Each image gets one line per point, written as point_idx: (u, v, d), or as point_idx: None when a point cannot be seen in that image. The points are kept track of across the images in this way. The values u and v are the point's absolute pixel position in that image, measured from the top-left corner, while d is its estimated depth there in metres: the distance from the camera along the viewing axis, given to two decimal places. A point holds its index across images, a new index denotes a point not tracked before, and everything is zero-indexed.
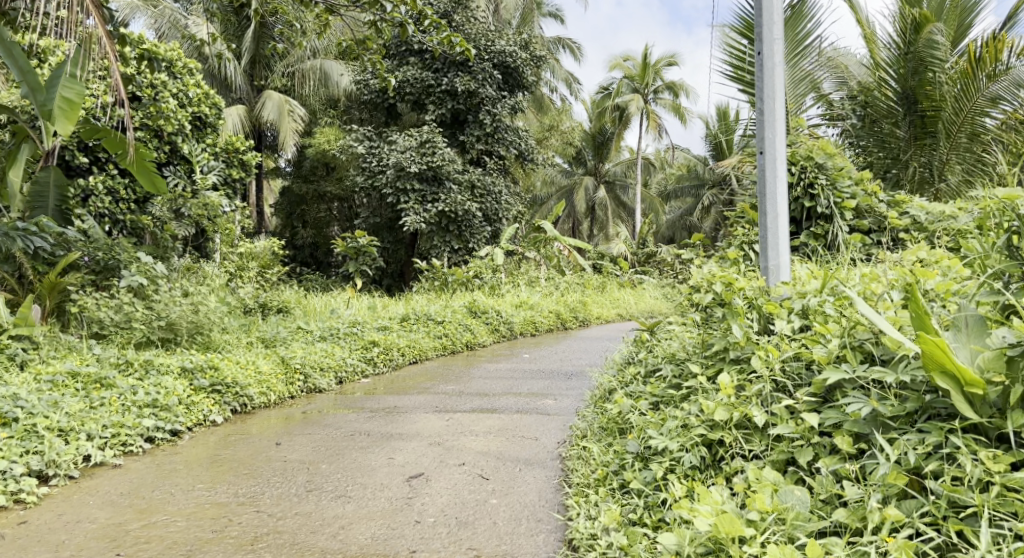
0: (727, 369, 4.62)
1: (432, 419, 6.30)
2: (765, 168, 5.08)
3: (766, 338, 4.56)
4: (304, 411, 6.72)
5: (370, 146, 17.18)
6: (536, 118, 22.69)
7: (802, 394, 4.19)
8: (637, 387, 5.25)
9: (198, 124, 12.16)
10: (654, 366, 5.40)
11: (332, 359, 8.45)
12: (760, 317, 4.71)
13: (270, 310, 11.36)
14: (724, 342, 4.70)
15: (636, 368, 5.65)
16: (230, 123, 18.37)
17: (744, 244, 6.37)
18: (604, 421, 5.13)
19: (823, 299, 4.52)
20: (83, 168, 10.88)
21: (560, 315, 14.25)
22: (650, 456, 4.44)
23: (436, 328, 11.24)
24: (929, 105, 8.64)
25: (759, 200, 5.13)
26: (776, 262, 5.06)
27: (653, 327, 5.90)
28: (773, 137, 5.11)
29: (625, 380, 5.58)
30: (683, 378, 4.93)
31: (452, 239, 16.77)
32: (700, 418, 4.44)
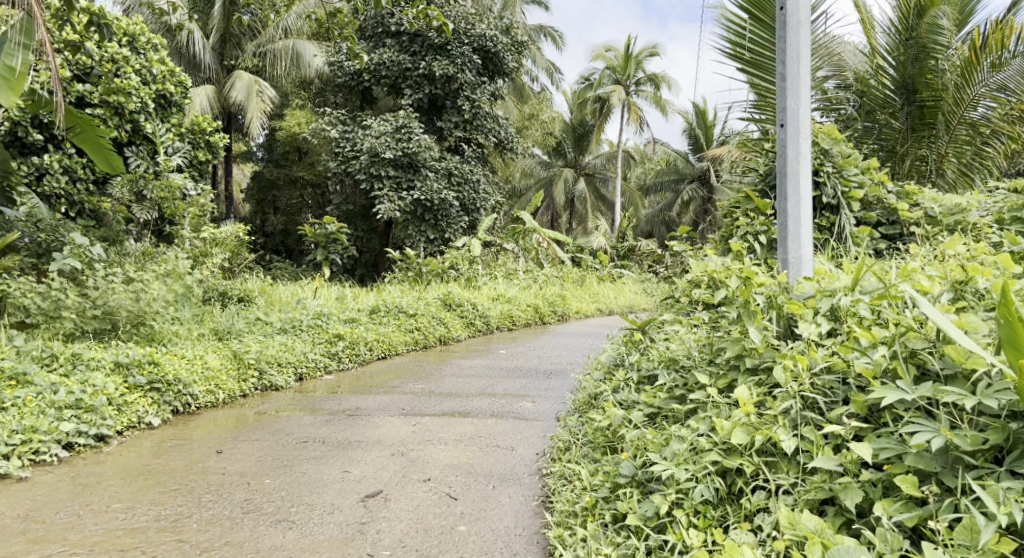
0: (743, 382, 4.03)
1: (398, 425, 5.66)
2: (787, 144, 4.48)
3: (790, 345, 4.04)
4: (254, 414, 6.05)
5: (343, 131, 16.40)
6: (517, 106, 22.01)
7: (841, 414, 3.65)
8: (628, 397, 4.64)
9: (163, 103, 11.29)
10: (649, 371, 4.79)
11: (291, 354, 7.77)
12: (781, 318, 4.19)
13: (230, 300, 10.66)
14: (739, 346, 4.12)
15: (626, 373, 5.04)
16: (198, 103, 17.58)
17: (748, 234, 5.77)
18: (590, 435, 4.52)
19: (856, 298, 4.01)
20: (38, 145, 10.11)
21: (538, 309, 13.64)
22: (649, 484, 3.85)
23: (407, 322, 10.59)
24: (931, 95, 7.81)
25: (778, 180, 4.51)
26: (797, 255, 4.45)
27: (645, 326, 5.32)
28: (796, 108, 4.49)
29: (614, 386, 4.98)
30: (687, 389, 4.33)
31: (427, 228, 16.13)
32: (715, 441, 3.85)
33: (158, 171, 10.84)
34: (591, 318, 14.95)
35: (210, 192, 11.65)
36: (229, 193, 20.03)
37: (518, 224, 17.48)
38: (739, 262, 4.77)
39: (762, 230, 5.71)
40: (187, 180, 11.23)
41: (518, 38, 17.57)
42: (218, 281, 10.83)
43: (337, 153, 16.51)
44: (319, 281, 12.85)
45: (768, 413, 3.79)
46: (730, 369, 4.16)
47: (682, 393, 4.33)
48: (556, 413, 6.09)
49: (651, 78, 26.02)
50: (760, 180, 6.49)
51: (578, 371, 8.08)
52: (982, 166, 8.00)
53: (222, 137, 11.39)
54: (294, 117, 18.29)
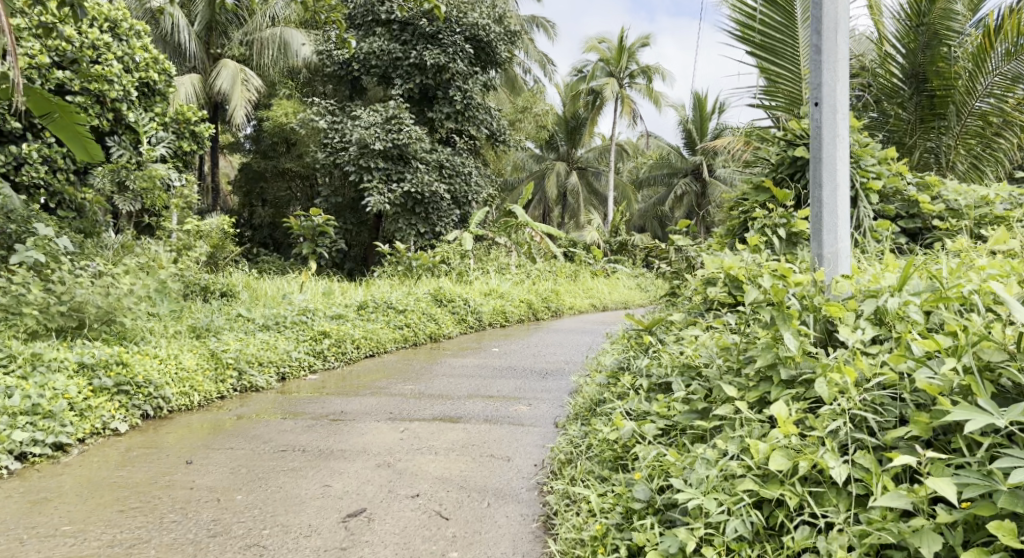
0: (779, 396, 3.65)
1: (385, 432, 5.26)
2: (822, 126, 4.10)
3: (832, 354, 3.66)
4: (230, 419, 5.64)
5: (332, 121, 15.96)
6: (509, 98, 21.58)
7: (896, 437, 3.30)
8: (638, 406, 4.27)
9: (145, 91, 10.82)
10: (665, 377, 4.41)
11: (273, 353, 7.37)
12: (819, 320, 3.82)
13: (212, 295, 10.24)
14: (772, 355, 3.73)
15: (634, 378, 4.68)
16: (183, 93, 17.11)
17: (765, 226, 5.26)
18: (598, 448, 4.15)
19: (906, 300, 3.68)
20: (17, 134, 9.62)
21: (532, 305, 13.25)
22: (669, 511, 3.49)
23: (396, 318, 10.18)
24: (942, 83, 7.24)
25: (811, 165, 4.15)
26: (834, 249, 4.11)
27: (653, 326, 4.96)
28: (832, 84, 4.10)
29: (622, 393, 4.62)
30: (709, 400, 3.95)
31: (418, 222, 15.73)
32: (747, 465, 3.48)
33: (140, 160, 10.39)
34: (584, 314, 14.58)
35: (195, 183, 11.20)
36: (216, 185, 19.60)
37: (510, 218, 17.06)
38: (764, 258, 4.39)
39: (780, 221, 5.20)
40: (171, 171, 10.78)
41: (511, 28, 17.12)
42: (199, 274, 10.40)
43: (326, 144, 16.07)
44: (306, 274, 12.45)
45: (810, 433, 3.43)
46: (761, 380, 3.79)
47: (706, 406, 3.94)
48: (554, 419, 5.72)
49: (645, 71, 25.63)
50: (772, 172, 6.13)
51: (576, 371, 7.70)
52: (992, 157, 7.36)
53: (208, 127, 10.91)
54: (280, 107, 17.79)
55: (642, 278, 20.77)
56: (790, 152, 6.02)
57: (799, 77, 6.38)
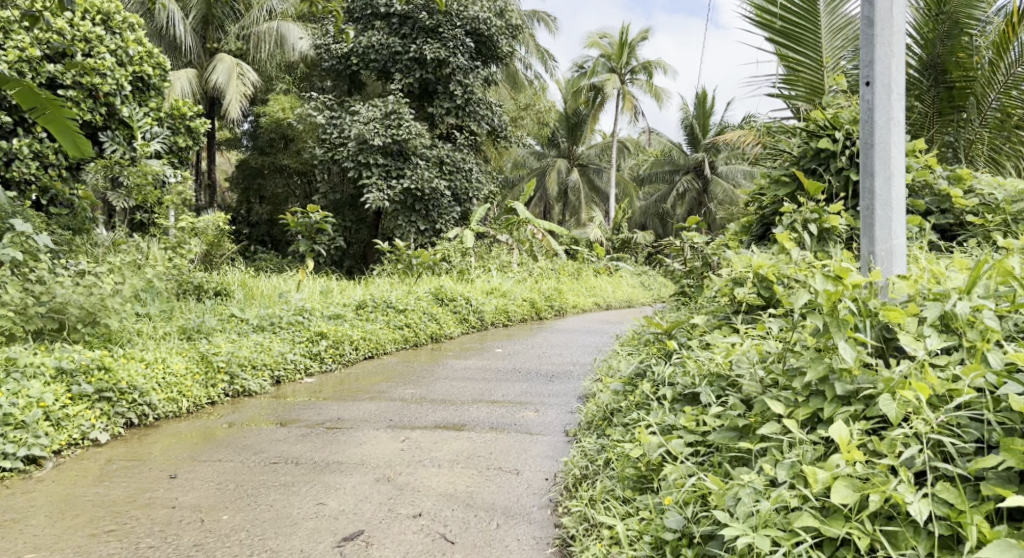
0: (837, 414, 3.38)
1: (386, 442, 4.93)
2: (875, 107, 3.78)
3: (895, 370, 3.38)
4: (219, 427, 5.30)
5: (330, 117, 15.62)
6: (510, 94, 21.12)
7: (980, 466, 3.09)
8: (664, 419, 3.97)
9: (140, 85, 10.42)
10: (691, 385, 4.11)
11: (267, 355, 7.04)
12: (875, 325, 3.55)
13: (206, 294, 9.91)
14: (826, 366, 3.46)
15: (653, 385, 4.39)
16: (178, 88, 16.75)
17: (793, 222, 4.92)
18: (620, 466, 3.86)
19: (977, 305, 3.44)
20: (7, 128, 9.20)
21: (535, 304, 12.92)
22: (710, 547, 3.26)
23: (396, 318, 9.85)
24: (963, 74, 6.59)
25: (862, 152, 3.84)
26: (887, 246, 3.79)
27: (673, 330, 4.68)
28: (886, 62, 3.78)
29: (641, 402, 4.33)
30: (745, 414, 3.66)
31: (418, 219, 15.37)
32: (803, 495, 3.24)
33: (134, 157, 10.04)
34: (588, 314, 14.24)
35: (190, 180, 10.83)
36: (213, 182, 19.26)
37: (512, 215, 16.72)
38: (805, 257, 4.07)
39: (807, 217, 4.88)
40: (167, 169, 10.42)
41: (512, 22, 16.76)
42: (193, 272, 10.06)
43: (324, 140, 15.74)
44: (303, 271, 12.10)
45: (880, 460, 3.18)
46: (812, 395, 3.51)
47: (739, 419, 3.64)
48: (564, 427, 5.41)
49: (646, 67, 25.25)
50: (794, 165, 5.87)
51: (585, 374, 7.39)
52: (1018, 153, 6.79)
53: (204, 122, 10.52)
54: (278, 102, 17.41)
55: (644, 276, 20.45)
56: (813, 145, 5.72)
57: (820, 65, 6.12)
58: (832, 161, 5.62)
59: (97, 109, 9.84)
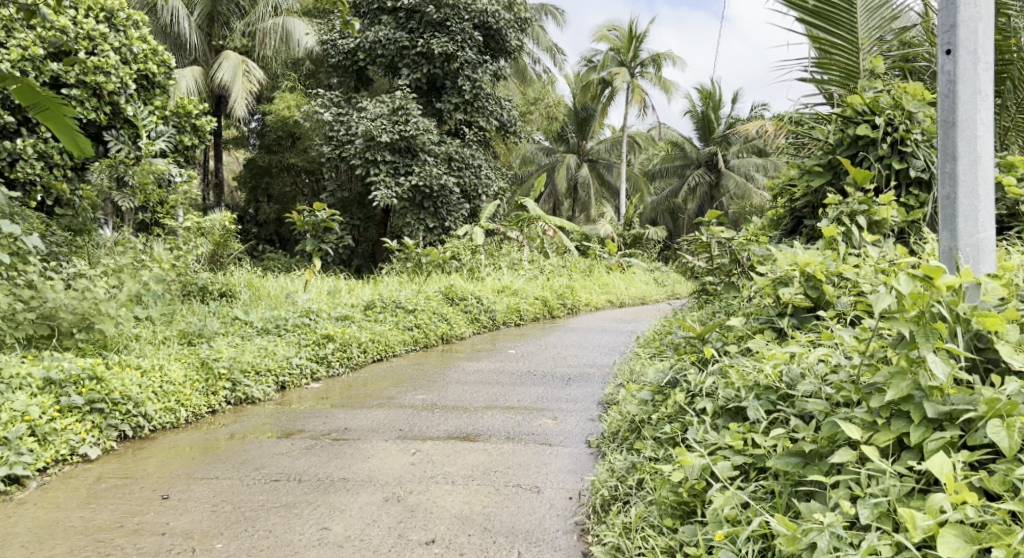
0: (931, 440, 3.01)
1: (399, 456, 4.60)
2: (959, 79, 3.38)
3: (999, 389, 3.02)
4: (219, 439, 4.97)
5: (337, 114, 15.28)
6: (518, 89, 20.60)
7: None
8: (706, 437, 3.64)
9: (145, 83, 10.02)
10: (734, 398, 3.77)
11: (271, 360, 6.71)
12: (966, 332, 3.16)
13: (210, 296, 9.56)
14: (911, 384, 3.07)
15: (686, 394, 4.07)
16: (184, 86, 16.44)
17: (845, 215, 4.84)
18: (658, 490, 3.53)
19: None
20: (11, 129, 8.89)
21: (547, 302, 12.58)
22: None
23: (405, 318, 9.51)
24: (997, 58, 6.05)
25: (942, 130, 3.44)
26: (976, 240, 3.40)
27: (706, 335, 4.39)
28: (972, 24, 3.37)
29: (675, 414, 4.03)
30: (807, 436, 3.33)
31: (427, 216, 15.04)
32: (896, 541, 2.90)
33: (139, 157, 9.68)
34: (601, 311, 13.90)
35: (196, 181, 10.49)
36: (220, 180, 18.95)
37: (523, 211, 16.36)
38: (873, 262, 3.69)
39: (861, 210, 4.80)
40: (173, 169, 10.07)
41: (521, 15, 16.42)
42: (196, 273, 9.72)
43: (331, 137, 15.40)
44: (310, 270, 11.78)
45: (1002, 507, 2.81)
46: (892, 417, 3.13)
47: (801, 442, 3.30)
48: (585, 438, 5.09)
49: (655, 60, 24.79)
50: (827, 155, 5.66)
51: (603, 378, 7.07)
52: None
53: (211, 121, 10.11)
54: (283, 100, 17.04)
55: (656, 273, 20.10)
56: (850, 133, 5.40)
57: (855, 47, 5.84)
58: (871, 148, 5.29)
59: (101, 108, 9.49)
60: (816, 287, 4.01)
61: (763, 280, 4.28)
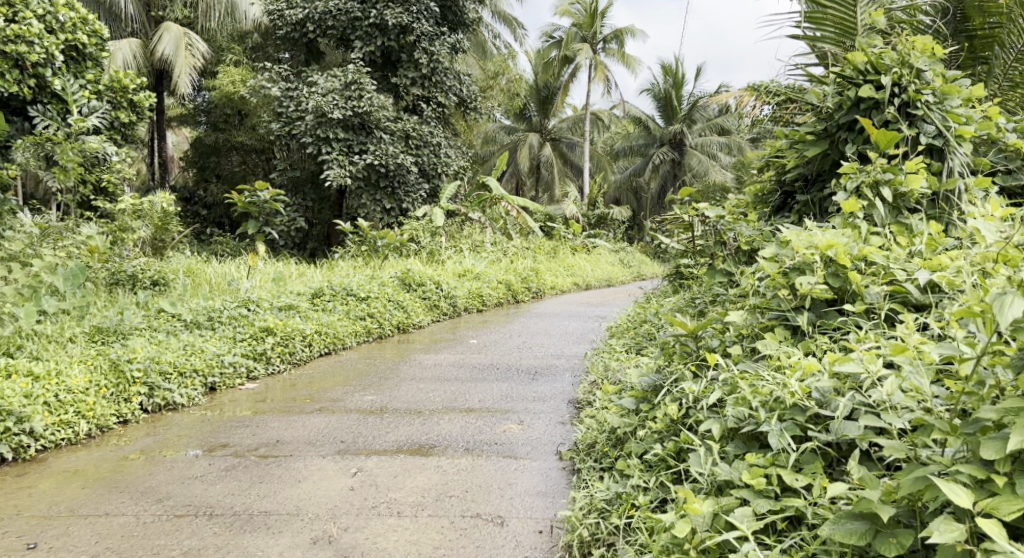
0: None
1: (338, 476, 3.92)
2: None
3: None
4: (125, 458, 4.23)
5: (286, 88, 14.36)
6: (478, 63, 19.65)
7: None
8: (716, 471, 3.19)
9: (74, 54, 8.93)
10: (742, 420, 3.30)
11: (197, 359, 5.95)
12: None
13: (142, 285, 8.61)
14: None
15: (679, 408, 3.56)
16: (120, 59, 15.46)
17: (867, 185, 4.22)
18: (654, 539, 3.08)
19: None
20: None
21: (511, 286, 11.90)
22: None
23: (357, 307, 8.75)
24: (987, 20, 5.46)
25: None
26: None
27: (699, 332, 3.83)
28: None
29: (673, 428, 3.55)
30: (878, 495, 2.81)
31: (383, 197, 14.26)
32: None
33: (69, 134, 8.68)
34: (567, 295, 13.28)
35: (131, 161, 9.55)
36: (165, 159, 17.97)
37: (485, 191, 15.58)
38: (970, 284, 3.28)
39: (885, 179, 4.19)
40: (107, 148, 9.09)
41: None
42: (128, 259, 8.82)
43: (280, 114, 14.48)
44: (256, 254, 10.94)
45: None
46: (1011, 474, 2.69)
47: (871, 505, 2.80)
48: (556, 447, 4.42)
49: (618, 36, 24.06)
50: (828, 119, 4.98)
51: (573, 372, 6.43)
52: None
53: (153, 97, 9.08)
54: (228, 74, 16.00)
55: (622, 254, 19.51)
56: (850, 96, 4.76)
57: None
58: (875, 112, 4.64)
59: (24, 82, 8.51)
60: (841, 275, 3.64)
61: (769, 268, 3.72)
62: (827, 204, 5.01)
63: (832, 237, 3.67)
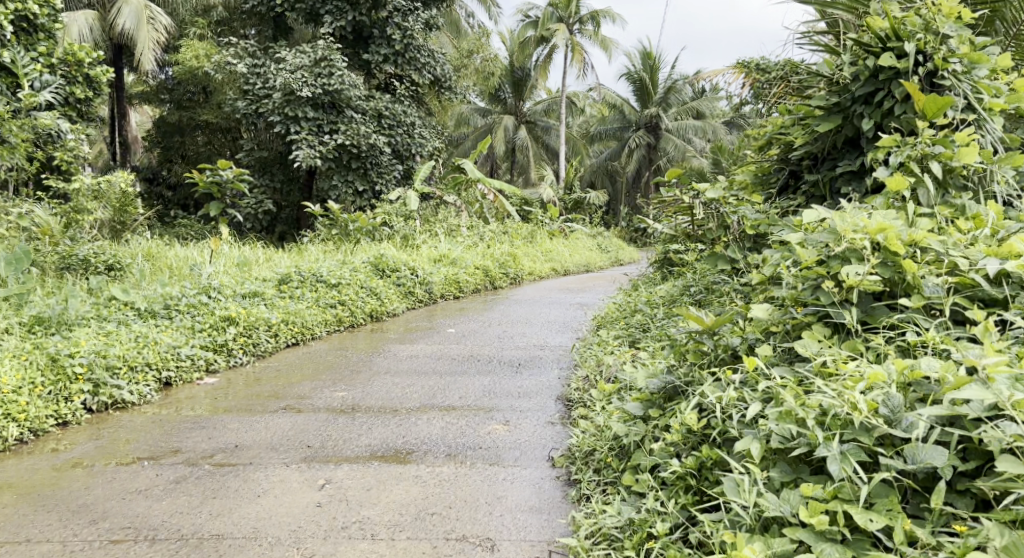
0: None
1: (303, 490, 3.45)
2: None
3: None
4: (62, 468, 3.75)
5: (253, 65, 13.74)
6: (452, 42, 19.04)
7: None
8: (762, 504, 2.87)
9: (24, 25, 8.26)
10: (789, 438, 2.99)
11: (150, 351, 5.46)
12: None
13: (94, 271, 8.01)
14: None
15: (704, 420, 3.22)
16: (75, 32, 14.87)
17: (911, 160, 3.86)
18: None
19: None
20: None
21: (488, 272, 11.46)
22: None
23: (327, 294, 8.26)
24: None
25: None
26: None
27: (716, 328, 3.51)
28: None
29: (693, 442, 3.25)
30: None
31: (355, 178, 13.74)
32: None
33: (19, 110, 8.07)
34: (546, 281, 12.88)
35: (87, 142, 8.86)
36: (126, 138, 17.29)
37: (460, 173, 15.05)
38: None
39: (929, 157, 3.83)
40: (61, 125, 8.47)
41: None
42: (82, 243, 8.25)
43: (246, 91, 13.87)
44: (220, 238, 10.37)
45: None
46: None
47: None
48: (549, 452, 3.98)
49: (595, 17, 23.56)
50: (842, 92, 4.58)
51: (560, 366, 6.03)
52: None
53: (113, 73, 8.42)
54: (191, 48, 15.32)
55: (599, 238, 19.10)
56: (868, 64, 4.36)
57: None
58: (896, 83, 4.25)
59: None
60: (891, 264, 3.31)
61: (807, 256, 3.39)
62: (838, 183, 4.64)
63: (882, 220, 3.35)
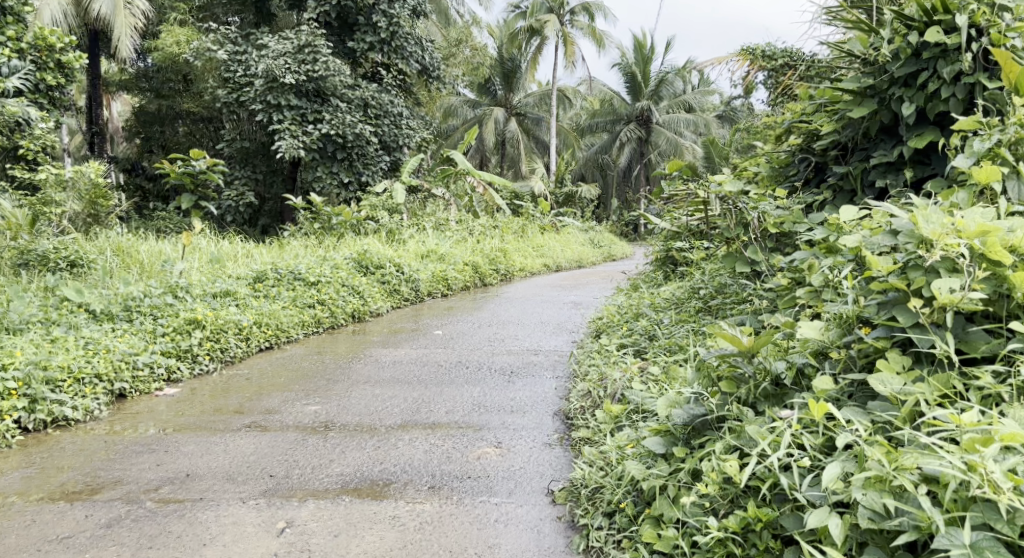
0: None
1: (259, 538, 3.05)
2: None
3: None
4: None
5: (234, 51, 13.11)
6: (441, 30, 18.42)
7: None
8: None
9: None
10: (885, 515, 2.56)
11: (100, 361, 4.91)
12: None
13: (54, 268, 7.41)
14: None
15: (752, 472, 2.79)
16: (48, 16, 14.16)
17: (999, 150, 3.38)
18: None
19: None
20: None
21: (478, 268, 10.91)
22: None
23: (305, 294, 7.70)
24: None
25: None
26: None
27: (757, 350, 3.08)
28: None
29: (728, 495, 2.85)
30: None
31: (340, 169, 13.14)
32: None
33: None
34: (537, 277, 12.34)
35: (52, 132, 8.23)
36: (102, 127, 16.60)
37: (449, 165, 14.46)
38: None
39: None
40: (24, 113, 7.87)
41: None
42: (45, 239, 7.66)
43: (227, 79, 13.25)
44: (194, 231, 9.76)
45: None
46: None
47: None
48: (547, 486, 3.45)
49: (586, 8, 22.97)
50: (877, 72, 4.07)
51: (557, 375, 5.50)
52: None
53: (83, 60, 7.79)
54: (170, 34, 14.67)
55: (592, 233, 18.57)
56: (911, 41, 3.85)
57: None
58: (944, 61, 3.74)
59: None
60: (993, 276, 2.83)
61: (884, 264, 2.90)
62: (871, 176, 4.15)
63: (981, 220, 2.87)
